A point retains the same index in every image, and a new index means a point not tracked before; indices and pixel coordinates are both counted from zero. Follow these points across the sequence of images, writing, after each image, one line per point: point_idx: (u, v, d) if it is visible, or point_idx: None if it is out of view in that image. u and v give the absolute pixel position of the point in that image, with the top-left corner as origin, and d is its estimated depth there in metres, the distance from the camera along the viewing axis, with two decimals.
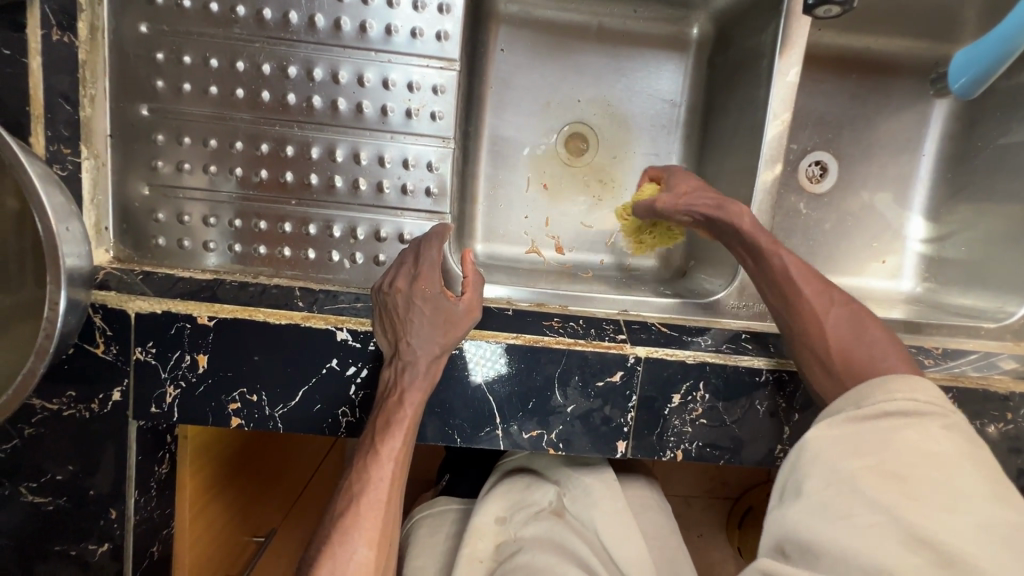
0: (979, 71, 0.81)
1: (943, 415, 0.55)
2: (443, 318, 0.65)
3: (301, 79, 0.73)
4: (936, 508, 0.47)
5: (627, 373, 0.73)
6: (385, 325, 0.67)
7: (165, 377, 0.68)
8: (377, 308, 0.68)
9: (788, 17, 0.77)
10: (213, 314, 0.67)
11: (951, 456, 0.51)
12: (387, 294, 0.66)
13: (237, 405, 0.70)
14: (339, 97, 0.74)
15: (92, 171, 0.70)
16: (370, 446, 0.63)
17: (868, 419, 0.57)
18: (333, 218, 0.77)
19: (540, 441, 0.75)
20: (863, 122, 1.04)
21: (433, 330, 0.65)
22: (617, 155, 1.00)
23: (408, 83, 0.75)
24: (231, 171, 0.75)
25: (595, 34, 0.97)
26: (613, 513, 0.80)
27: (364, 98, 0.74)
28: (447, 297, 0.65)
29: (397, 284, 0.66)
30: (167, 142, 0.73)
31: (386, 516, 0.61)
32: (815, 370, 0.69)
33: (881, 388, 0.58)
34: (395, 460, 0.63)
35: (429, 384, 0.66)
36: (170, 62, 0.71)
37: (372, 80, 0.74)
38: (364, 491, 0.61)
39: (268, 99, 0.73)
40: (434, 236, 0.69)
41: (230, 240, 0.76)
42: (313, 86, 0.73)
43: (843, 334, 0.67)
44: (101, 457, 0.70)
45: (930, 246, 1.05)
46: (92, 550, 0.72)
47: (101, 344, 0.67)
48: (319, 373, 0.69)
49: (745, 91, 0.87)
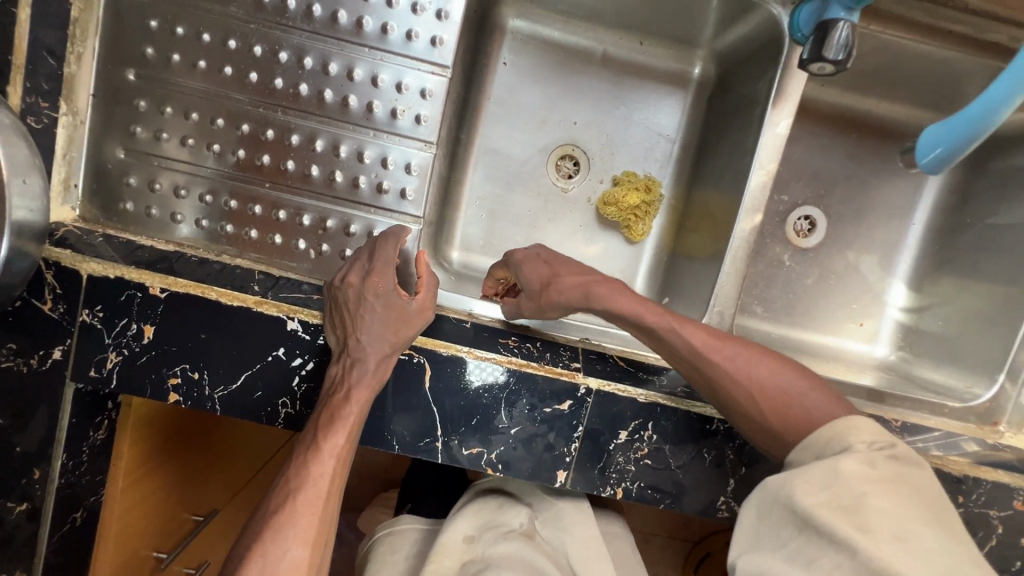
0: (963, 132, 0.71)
1: (886, 446, 0.58)
2: (395, 316, 0.64)
3: (292, 65, 0.73)
4: (892, 541, 0.49)
5: (576, 403, 0.72)
6: (335, 321, 0.66)
7: (108, 343, 0.68)
8: (328, 302, 0.68)
9: (786, 71, 0.78)
10: (165, 286, 0.67)
11: (890, 482, 0.53)
12: (338, 288, 0.66)
13: (177, 381, 0.68)
14: (327, 88, 0.74)
15: (68, 127, 0.69)
16: (310, 442, 0.61)
17: (827, 460, 0.57)
18: (305, 206, 0.76)
19: (480, 460, 0.72)
20: (854, 184, 1.03)
21: (384, 328, 0.64)
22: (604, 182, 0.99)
23: (398, 83, 0.75)
24: (209, 147, 0.74)
25: (599, 61, 0.97)
26: (584, 543, 0.80)
27: (352, 92, 0.74)
28: (400, 295, 0.65)
29: (349, 278, 0.66)
30: (149, 110, 0.73)
31: (323, 514, 0.59)
32: (757, 433, 0.67)
33: (837, 438, 0.59)
34: (336, 457, 0.61)
35: (377, 384, 0.64)
36: (163, 31, 0.71)
37: (361, 76, 0.74)
38: (301, 490, 0.59)
39: (256, 81, 0.73)
40: (391, 235, 0.67)
41: (200, 215, 0.75)
42: (302, 74, 0.73)
43: (770, 393, 0.65)
44: (32, 413, 0.69)
45: (909, 315, 1.04)
46: (9, 508, 0.70)
47: (48, 301, 0.66)
48: (263, 360, 0.69)
49: (737, 137, 0.87)
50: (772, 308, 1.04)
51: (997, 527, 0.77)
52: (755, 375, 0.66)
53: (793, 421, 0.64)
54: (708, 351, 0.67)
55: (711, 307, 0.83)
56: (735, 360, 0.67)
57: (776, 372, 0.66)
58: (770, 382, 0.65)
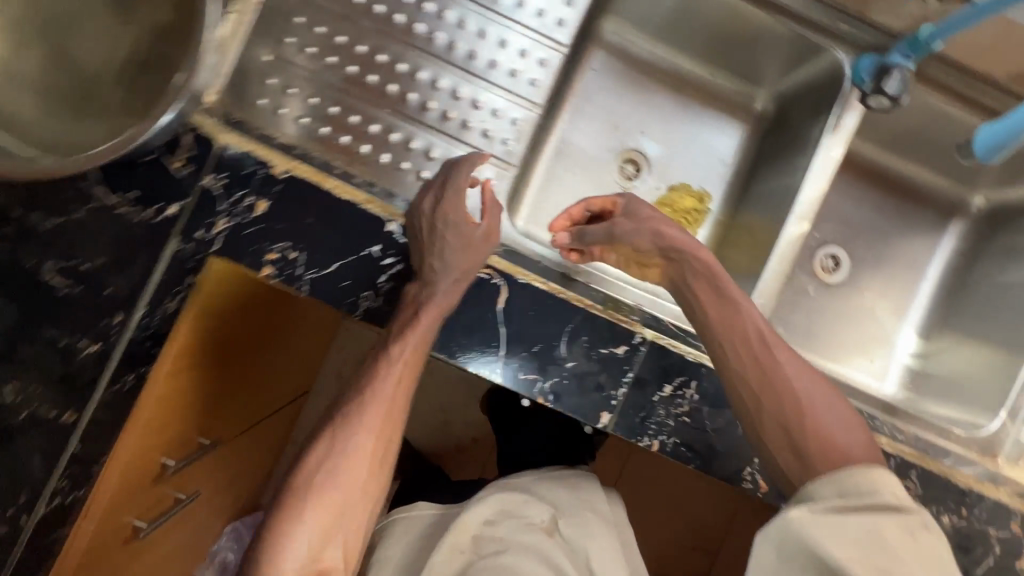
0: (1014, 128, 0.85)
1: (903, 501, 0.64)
2: (466, 242, 0.74)
3: (433, 15, 0.86)
4: None
5: (630, 350, 0.78)
6: (417, 242, 0.73)
7: (220, 210, 0.73)
8: (409, 224, 0.74)
9: (844, 104, 0.91)
10: (285, 168, 0.74)
11: (909, 538, 0.60)
12: (421, 212, 0.73)
13: (273, 256, 0.73)
14: (458, 40, 0.87)
15: (232, 26, 0.79)
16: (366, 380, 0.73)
17: (853, 509, 0.63)
18: (416, 134, 0.84)
19: (533, 388, 0.76)
20: (879, 233, 1.16)
21: (458, 253, 0.73)
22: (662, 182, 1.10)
23: (520, 48, 0.89)
24: (346, 66, 0.84)
25: (673, 82, 1.11)
26: (603, 547, 0.85)
27: (479, 48, 0.87)
28: (469, 224, 0.74)
29: (425, 204, 0.73)
30: (302, 25, 0.83)
31: (389, 413, 0.72)
32: (781, 449, 0.71)
33: (858, 472, 0.66)
34: (402, 361, 0.72)
35: (446, 305, 0.73)
36: None
37: (491, 37, 0.88)
38: (351, 422, 0.70)
39: (399, 22, 0.85)
40: (466, 160, 0.75)
41: (317, 120, 0.81)
42: (440, 24, 0.86)
43: (809, 407, 0.70)
44: (132, 259, 0.73)
45: (917, 359, 1.13)
46: (79, 348, 0.72)
47: (179, 161, 0.73)
48: (357, 253, 0.74)
49: (793, 160, 0.99)
50: (793, 329, 1.12)
51: (996, 547, 0.82)
52: (800, 386, 0.71)
53: (815, 444, 0.70)
54: (762, 356, 0.72)
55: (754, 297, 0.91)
56: (789, 369, 0.72)
57: (814, 391, 0.72)
58: (809, 395, 0.71)
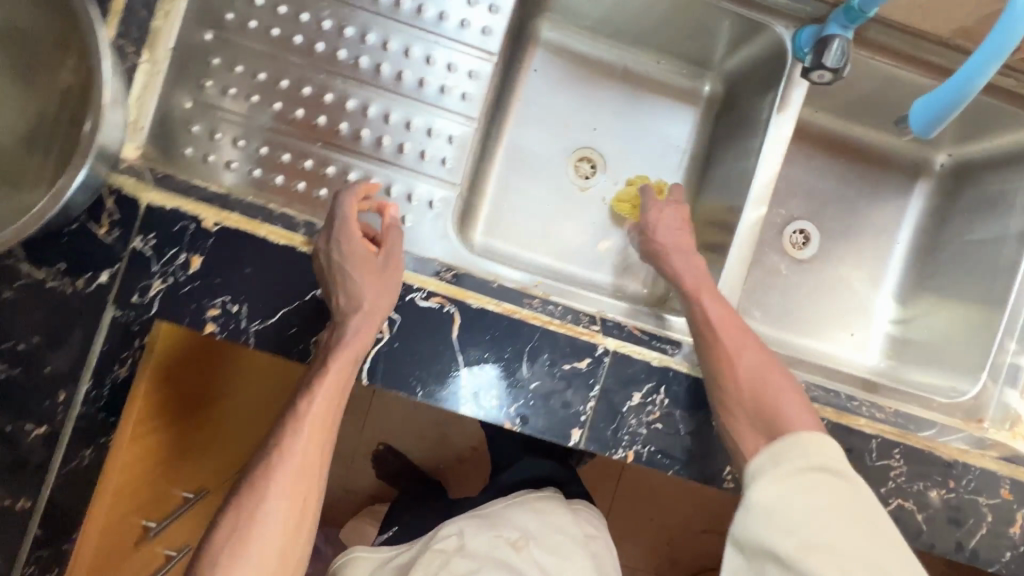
0: (956, 95, 0.67)
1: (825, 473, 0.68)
2: (362, 264, 0.69)
3: (399, 56, 0.82)
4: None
5: (594, 362, 0.76)
6: (324, 282, 0.71)
7: (156, 270, 0.71)
8: (316, 270, 0.72)
9: (788, 83, 0.88)
10: (218, 221, 0.71)
11: (852, 515, 0.65)
12: (318, 255, 0.71)
13: (216, 312, 0.71)
14: (406, 70, 0.83)
15: (146, 74, 0.75)
16: (333, 266, 0.70)
17: (790, 476, 0.68)
18: (352, 162, 0.82)
19: (499, 412, 0.75)
20: (639, 101, 1.08)
21: (358, 274, 0.69)
22: (573, 224, 1.07)
23: (468, 71, 0.84)
24: (270, 105, 0.81)
25: (621, 76, 1.07)
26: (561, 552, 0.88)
27: (427, 76, 0.83)
28: (368, 248, 0.71)
29: (330, 246, 0.71)
30: (221, 67, 0.79)
31: (308, 475, 0.67)
32: (732, 407, 0.74)
33: (785, 450, 0.70)
34: (313, 424, 0.68)
35: (360, 347, 0.69)
36: (266, 10, 0.80)
37: (438, 63, 0.83)
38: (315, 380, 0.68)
39: (367, 68, 0.82)
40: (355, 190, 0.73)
41: (253, 164, 0.81)
42: (407, 64, 0.83)
43: (753, 384, 0.75)
44: (69, 337, 0.70)
45: (897, 326, 1.10)
46: (27, 430, 0.71)
47: (104, 226, 0.70)
48: (302, 300, 0.73)
49: (741, 147, 0.97)
50: (769, 312, 1.11)
51: (987, 514, 0.81)
52: (741, 362, 0.75)
53: (766, 420, 0.73)
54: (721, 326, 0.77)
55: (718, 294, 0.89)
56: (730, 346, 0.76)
57: (771, 396, 0.74)
58: (753, 372, 0.75)
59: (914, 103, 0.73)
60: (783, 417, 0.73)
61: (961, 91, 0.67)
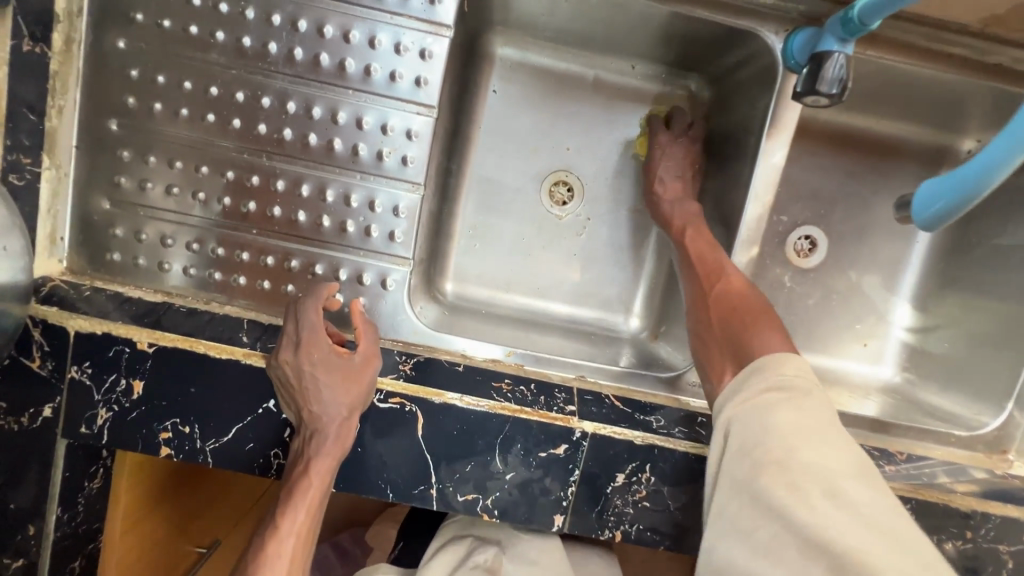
0: (961, 191, 0.56)
1: (807, 390, 0.60)
2: (341, 375, 0.64)
3: (325, 121, 0.72)
4: (824, 499, 0.50)
5: (572, 447, 0.71)
6: (285, 397, 0.65)
7: (99, 399, 0.67)
8: (275, 384, 0.66)
9: (780, 98, 0.77)
10: (153, 341, 0.67)
11: (821, 430, 0.55)
12: (276, 367, 0.64)
13: (168, 435, 0.68)
14: (335, 137, 0.73)
15: (52, 181, 0.69)
16: (297, 374, 0.63)
17: (755, 396, 0.62)
18: (293, 251, 0.75)
19: (475, 505, 0.71)
20: (614, 116, 0.96)
21: (335, 392, 0.63)
22: (553, 257, 0.98)
23: (406, 130, 0.74)
24: (195, 195, 0.73)
25: (591, 86, 0.94)
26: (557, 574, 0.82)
27: (361, 140, 0.73)
28: (340, 354, 0.65)
29: (282, 356, 0.64)
30: (133, 159, 0.72)
31: None
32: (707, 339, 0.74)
33: (756, 373, 0.64)
34: (295, 534, 0.61)
35: (340, 452, 0.64)
36: (171, 86, 0.71)
37: (370, 124, 0.73)
38: (294, 494, 0.62)
39: (290, 137, 0.72)
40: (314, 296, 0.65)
41: (189, 262, 0.74)
42: (335, 130, 0.73)
43: (721, 306, 0.74)
44: (25, 471, 0.68)
45: (915, 334, 1.01)
46: (4, 564, 0.70)
47: (37, 359, 0.66)
48: (253, 414, 0.68)
49: (731, 164, 0.86)
50: None
51: (1008, 561, 0.76)
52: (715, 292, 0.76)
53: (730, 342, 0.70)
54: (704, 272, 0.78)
55: None
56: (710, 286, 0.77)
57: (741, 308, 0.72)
58: (724, 300, 0.74)
59: (921, 186, 0.62)
60: (754, 342, 0.68)
61: (969, 187, 0.55)
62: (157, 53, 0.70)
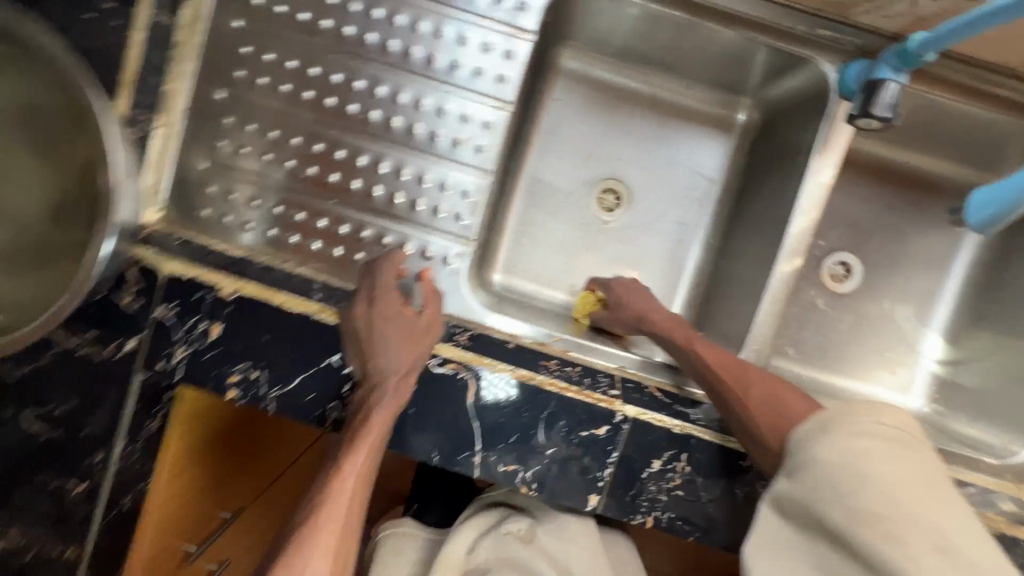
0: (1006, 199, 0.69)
1: (901, 445, 0.58)
2: (407, 333, 0.70)
3: (409, 106, 0.79)
4: (931, 553, 0.49)
5: (612, 429, 0.74)
6: (353, 349, 0.71)
7: (178, 338, 0.73)
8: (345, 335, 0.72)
9: (831, 123, 0.83)
10: (237, 290, 0.73)
11: (925, 488, 0.53)
12: (351, 321, 0.71)
13: (236, 378, 0.73)
14: (417, 122, 0.80)
15: (161, 138, 0.76)
16: (367, 327, 0.70)
17: (833, 445, 0.58)
18: (365, 222, 0.81)
19: (515, 477, 0.74)
20: (666, 132, 1.02)
21: (400, 346, 0.69)
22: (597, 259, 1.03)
23: (483, 122, 0.81)
24: (283, 162, 0.80)
25: (647, 103, 1.01)
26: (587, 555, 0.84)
27: (439, 127, 0.80)
28: (407, 315, 0.70)
29: (356, 311, 0.71)
30: (233, 126, 0.79)
31: (347, 526, 0.63)
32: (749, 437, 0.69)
33: (834, 424, 0.60)
34: (357, 476, 0.65)
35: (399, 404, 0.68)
36: (275, 63, 0.78)
37: (450, 113, 0.80)
38: (355, 439, 0.66)
39: (376, 117, 0.79)
40: (388, 261, 0.73)
41: (267, 224, 0.80)
42: (417, 115, 0.80)
43: (763, 407, 0.68)
44: (103, 398, 0.74)
45: (945, 367, 1.04)
46: (68, 489, 0.75)
47: (127, 296, 0.72)
48: (318, 366, 0.73)
49: (778, 182, 0.91)
50: (804, 351, 1.04)
51: None
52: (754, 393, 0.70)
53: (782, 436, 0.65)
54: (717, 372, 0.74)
55: (747, 346, 0.87)
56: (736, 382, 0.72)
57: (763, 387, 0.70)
58: (767, 398, 0.69)
59: (974, 194, 0.75)
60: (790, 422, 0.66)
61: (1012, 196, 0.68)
62: (268, 33, 0.78)
